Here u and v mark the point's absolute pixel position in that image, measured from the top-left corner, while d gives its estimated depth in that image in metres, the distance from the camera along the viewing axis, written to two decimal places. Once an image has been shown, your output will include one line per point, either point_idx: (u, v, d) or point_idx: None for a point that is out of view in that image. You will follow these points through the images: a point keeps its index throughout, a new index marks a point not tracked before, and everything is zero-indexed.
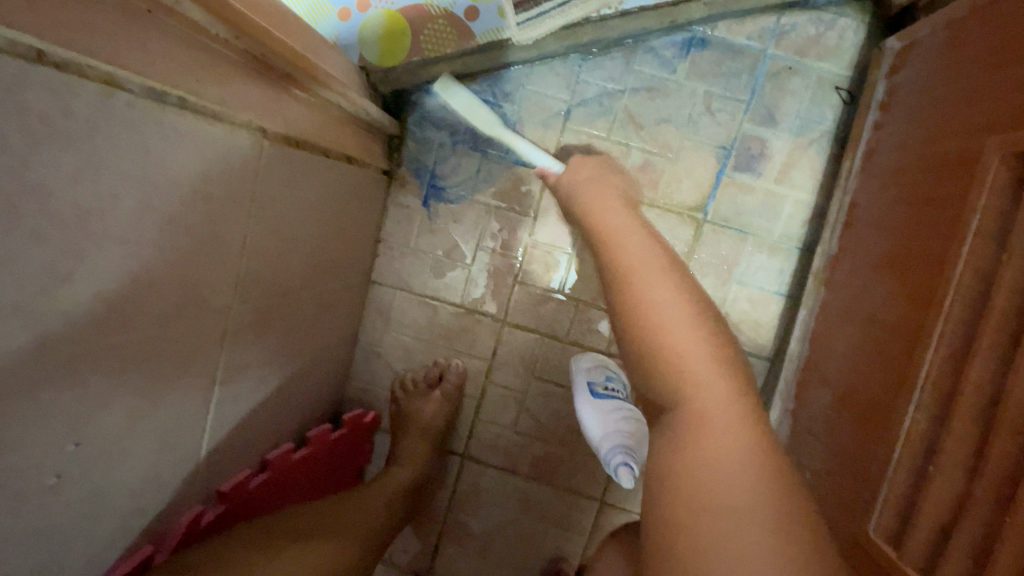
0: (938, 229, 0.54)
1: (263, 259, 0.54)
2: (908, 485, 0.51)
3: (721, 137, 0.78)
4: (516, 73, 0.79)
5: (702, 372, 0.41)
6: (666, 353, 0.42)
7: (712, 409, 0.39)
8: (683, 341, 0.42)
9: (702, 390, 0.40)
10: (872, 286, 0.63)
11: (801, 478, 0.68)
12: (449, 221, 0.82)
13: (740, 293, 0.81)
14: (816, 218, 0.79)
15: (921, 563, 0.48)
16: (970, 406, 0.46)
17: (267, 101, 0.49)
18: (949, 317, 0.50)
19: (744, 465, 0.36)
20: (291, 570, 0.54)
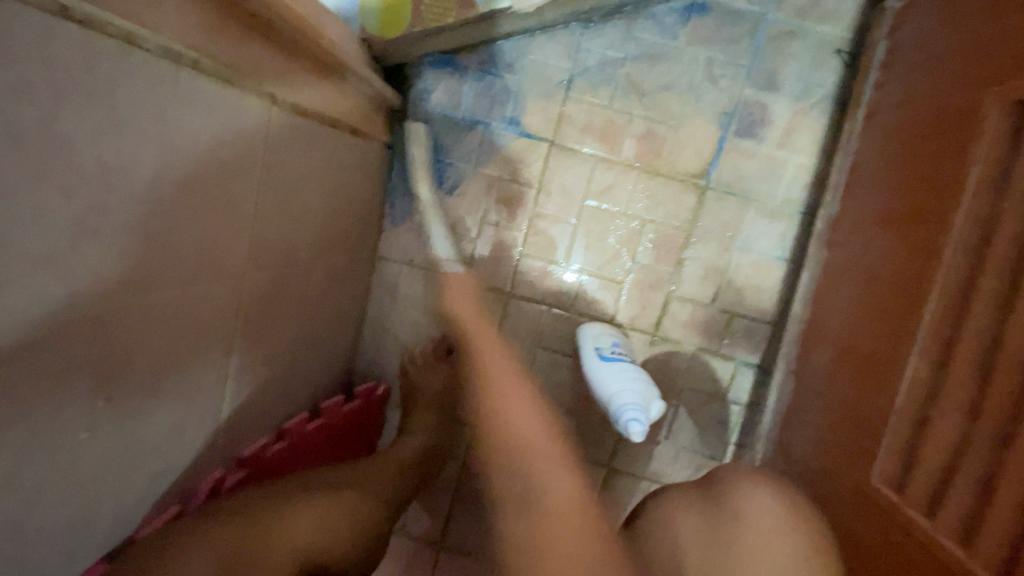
0: (938, 183, 0.55)
1: (273, 227, 0.55)
2: (910, 433, 0.53)
3: (722, 103, 0.78)
4: (517, 43, 0.78)
5: (549, 461, 0.64)
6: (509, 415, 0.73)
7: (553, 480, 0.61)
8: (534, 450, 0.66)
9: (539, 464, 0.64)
10: (873, 243, 0.64)
11: (804, 436, 0.70)
12: (452, 195, 0.83)
13: (742, 259, 0.82)
14: (818, 181, 0.79)
15: (925, 505, 0.50)
16: (971, 351, 0.47)
17: (274, 65, 0.50)
18: (951, 268, 0.51)
19: (574, 533, 0.53)
20: (318, 509, 0.58)
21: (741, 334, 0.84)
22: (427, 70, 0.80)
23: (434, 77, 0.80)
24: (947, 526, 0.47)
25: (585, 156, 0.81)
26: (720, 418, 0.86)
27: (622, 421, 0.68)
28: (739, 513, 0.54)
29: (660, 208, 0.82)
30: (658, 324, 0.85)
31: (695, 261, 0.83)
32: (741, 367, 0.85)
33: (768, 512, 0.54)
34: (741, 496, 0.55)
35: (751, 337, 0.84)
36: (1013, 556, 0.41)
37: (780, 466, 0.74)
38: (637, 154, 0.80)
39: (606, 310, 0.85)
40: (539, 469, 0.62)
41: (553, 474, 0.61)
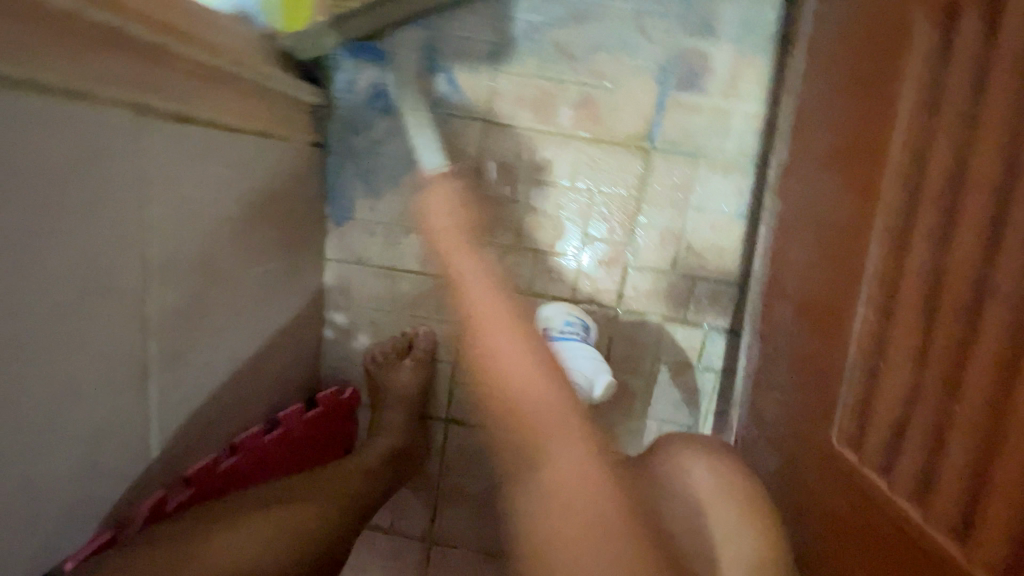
0: (876, 114, 0.50)
1: (177, 241, 0.53)
2: (861, 387, 0.49)
3: (658, 57, 0.74)
4: (435, 20, 0.75)
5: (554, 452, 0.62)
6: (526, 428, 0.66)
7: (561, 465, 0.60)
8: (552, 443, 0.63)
9: (549, 458, 0.62)
10: (821, 187, 0.59)
11: (771, 399, 0.66)
12: (392, 188, 0.80)
13: (699, 220, 0.78)
14: (767, 129, 0.74)
15: (877, 462, 0.46)
16: (914, 294, 0.43)
17: (147, 75, 0.47)
18: (889, 205, 0.47)
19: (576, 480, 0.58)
20: (267, 521, 0.57)
21: (706, 299, 0.80)
22: (347, 61, 0.76)
23: (355, 67, 0.77)
24: (900, 487, 0.44)
25: (522, 130, 0.77)
26: (695, 388, 0.83)
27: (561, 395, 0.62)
28: (682, 496, 0.56)
29: (607, 176, 0.78)
30: (620, 297, 0.82)
31: (649, 228, 0.79)
32: (710, 332, 0.81)
33: (721, 494, 0.54)
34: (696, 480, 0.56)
35: (718, 300, 0.80)
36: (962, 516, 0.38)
37: (753, 432, 0.70)
38: (576, 122, 0.77)
39: (565, 288, 0.82)
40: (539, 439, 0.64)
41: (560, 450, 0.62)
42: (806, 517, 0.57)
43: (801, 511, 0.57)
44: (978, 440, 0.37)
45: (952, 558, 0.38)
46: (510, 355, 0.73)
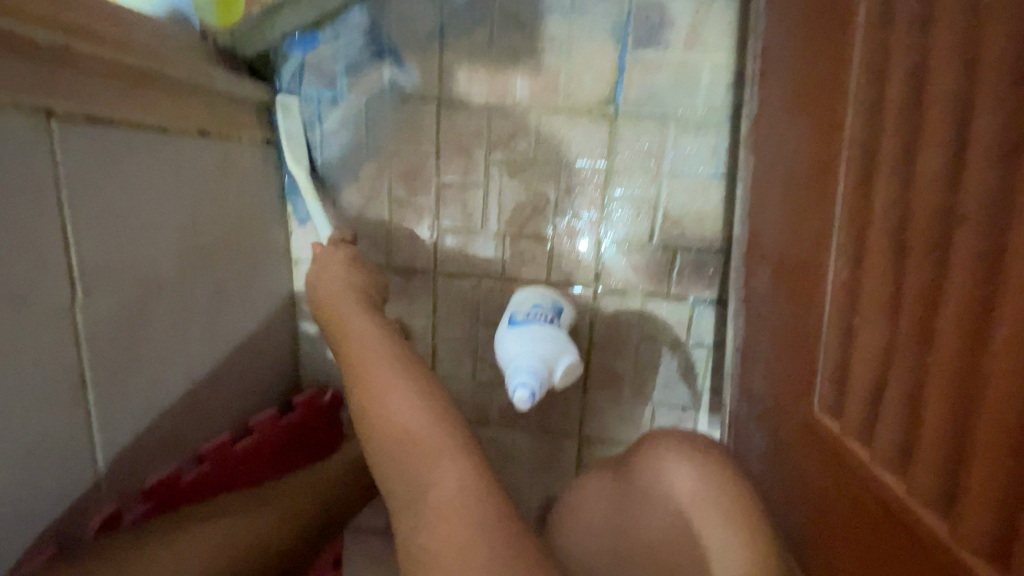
0: (835, 40, 0.45)
1: (107, 247, 0.52)
2: (838, 347, 0.44)
3: (613, 14, 0.69)
4: (376, 1, 0.72)
5: (429, 454, 0.50)
6: (391, 434, 0.54)
7: (439, 473, 0.49)
8: (416, 438, 0.52)
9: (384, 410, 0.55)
10: (789, 133, 0.53)
11: (759, 371, 0.61)
12: (352, 181, 0.78)
13: (674, 186, 0.73)
14: (738, 79, 0.68)
15: (860, 432, 0.41)
16: (882, 236, 0.38)
17: (43, 77, 0.45)
18: (852, 138, 0.41)
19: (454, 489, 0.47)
20: (203, 548, 0.55)
21: (689, 270, 0.75)
22: (291, 55, 0.74)
23: (300, 60, 0.74)
24: (881, 459, 0.38)
25: (478, 108, 0.74)
26: (687, 366, 0.78)
27: (510, 382, 0.56)
28: (661, 502, 0.50)
29: (572, 148, 0.73)
30: (598, 275, 0.77)
31: (620, 199, 0.74)
32: (697, 306, 0.76)
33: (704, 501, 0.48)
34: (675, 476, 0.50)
35: (701, 270, 0.75)
36: (944, 489, 0.33)
37: (744, 408, 0.65)
38: (532, 93, 0.72)
39: (539, 270, 0.78)
40: (425, 469, 0.50)
41: (440, 475, 0.49)
42: (797, 497, 0.51)
43: (793, 492, 0.52)
44: (956, 399, 0.32)
45: (936, 539, 0.33)
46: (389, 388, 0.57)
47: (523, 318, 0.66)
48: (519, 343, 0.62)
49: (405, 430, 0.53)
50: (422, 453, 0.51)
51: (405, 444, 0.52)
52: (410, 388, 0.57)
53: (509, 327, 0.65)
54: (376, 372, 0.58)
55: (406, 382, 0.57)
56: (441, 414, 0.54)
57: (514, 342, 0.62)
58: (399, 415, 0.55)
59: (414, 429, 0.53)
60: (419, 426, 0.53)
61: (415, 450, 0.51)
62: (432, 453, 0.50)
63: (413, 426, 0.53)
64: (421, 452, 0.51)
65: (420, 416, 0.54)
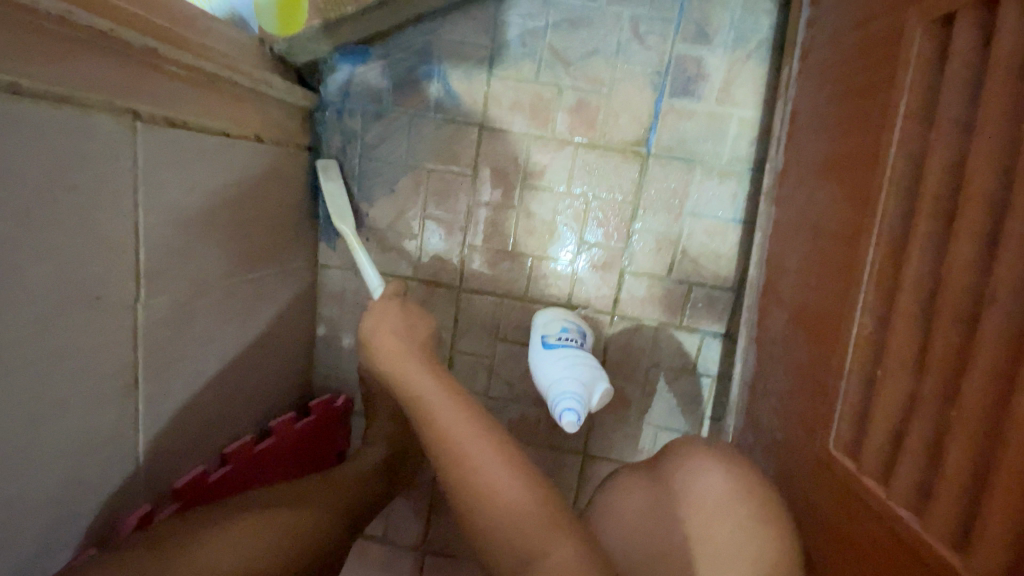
0: (873, 122, 0.51)
1: (166, 248, 0.52)
2: (861, 392, 0.49)
3: (653, 62, 0.74)
4: (430, 24, 0.75)
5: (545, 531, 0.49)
6: (481, 490, 0.52)
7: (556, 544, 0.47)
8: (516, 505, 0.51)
9: (480, 469, 0.53)
10: (818, 195, 0.60)
11: (771, 408, 0.66)
12: (387, 194, 0.80)
13: (695, 225, 0.78)
14: (763, 135, 0.75)
15: (878, 469, 0.47)
16: (910, 303, 0.44)
17: (129, 80, 0.45)
18: (885, 213, 0.47)
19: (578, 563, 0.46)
20: (256, 533, 0.55)
21: (702, 304, 0.80)
22: (339, 66, 0.76)
23: (347, 72, 0.76)
24: (899, 496, 0.44)
25: (518, 135, 0.77)
26: (693, 393, 0.83)
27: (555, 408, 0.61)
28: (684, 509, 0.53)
29: (604, 183, 0.77)
30: (618, 303, 0.81)
31: (645, 233, 0.79)
32: (706, 338, 0.81)
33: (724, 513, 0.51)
34: (705, 480, 0.54)
35: (713, 305, 0.80)
36: (965, 527, 0.38)
37: (750, 438, 0.70)
38: (571, 127, 0.76)
39: (561, 293, 0.82)
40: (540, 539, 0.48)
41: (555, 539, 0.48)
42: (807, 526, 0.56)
43: (799, 518, 0.57)
44: (977, 449, 0.37)
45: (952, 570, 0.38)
46: (485, 454, 0.54)
47: (554, 341, 0.70)
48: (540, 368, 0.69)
49: (500, 501, 0.51)
50: (538, 528, 0.49)
51: (510, 513, 0.50)
52: (509, 458, 0.54)
53: (542, 349, 0.70)
54: (471, 448, 0.55)
55: (498, 452, 0.55)
56: (533, 482, 0.53)
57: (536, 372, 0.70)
58: (496, 477, 0.53)
59: (524, 510, 0.50)
60: (520, 504, 0.51)
61: (523, 519, 0.50)
62: (547, 525, 0.49)
63: (521, 505, 0.51)
64: (533, 533, 0.49)
65: (514, 482, 0.52)
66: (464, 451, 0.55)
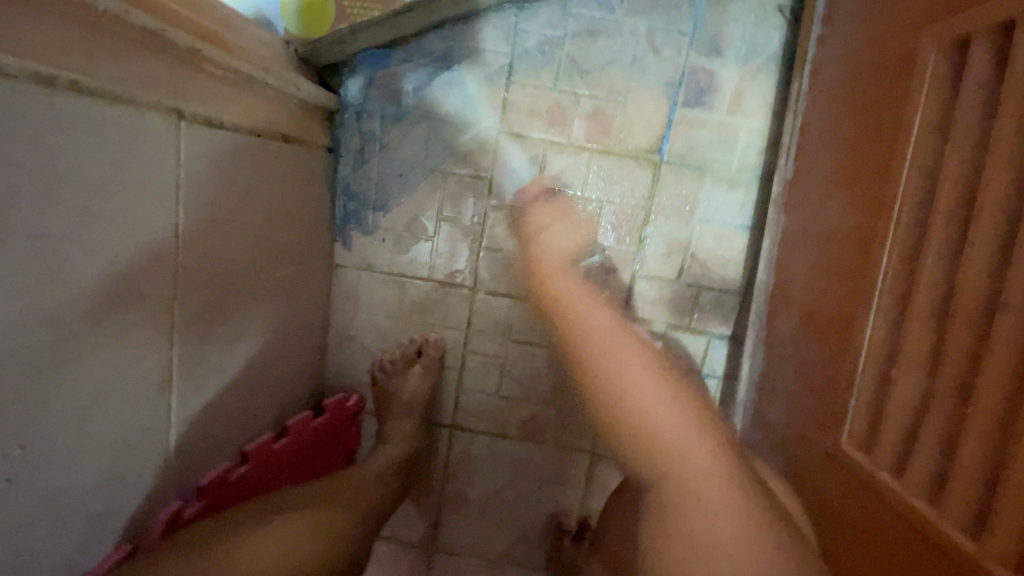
0: (886, 137, 0.54)
1: (202, 246, 0.52)
2: (874, 391, 0.52)
3: (667, 73, 0.76)
4: (450, 30, 0.76)
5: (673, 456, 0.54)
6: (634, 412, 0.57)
7: (697, 457, 0.53)
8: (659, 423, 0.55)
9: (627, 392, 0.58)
10: (829, 204, 0.63)
11: (781, 407, 0.69)
12: (404, 196, 0.81)
13: (705, 231, 0.80)
14: (771, 145, 0.78)
15: (892, 465, 0.49)
16: (924, 307, 0.47)
17: (173, 80, 0.46)
18: (899, 223, 0.50)
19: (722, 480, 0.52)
20: (286, 529, 0.56)
21: (711, 307, 0.83)
22: (358, 69, 0.77)
23: (367, 76, 0.77)
24: (913, 488, 0.47)
25: (536, 141, 0.79)
26: None
27: None
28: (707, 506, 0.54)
29: (618, 188, 0.80)
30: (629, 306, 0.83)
31: (657, 238, 0.81)
32: (713, 340, 0.84)
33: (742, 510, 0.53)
34: None
35: (721, 309, 0.83)
36: (980, 515, 0.41)
37: (760, 437, 0.73)
38: (588, 134, 0.78)
39: None
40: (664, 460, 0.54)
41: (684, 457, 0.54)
42: (819, 519, 0.59)
43: (812, 514, 0.60)
44: (992, 443, 0.40)
45: (968, 556, 0.41)
46: (640, 379, 0.59)
47: None
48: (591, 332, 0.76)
49: (651, 417, 0.56)
50: (702, 442, 0.55)
51: (654, 429, 0.55)
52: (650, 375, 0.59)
53: None
54: (628, 367, 0.60)
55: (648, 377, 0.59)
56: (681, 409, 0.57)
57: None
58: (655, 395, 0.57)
59: (664, 429, 0.55)
60: (678, 430, 0.55)
61: (667, 444, 0.54)
62: (713, 476, 0.52)
63: (663, 425, 0.55)
64: (669, 449, 0.54)
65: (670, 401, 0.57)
66: (629, 378, 0.59)
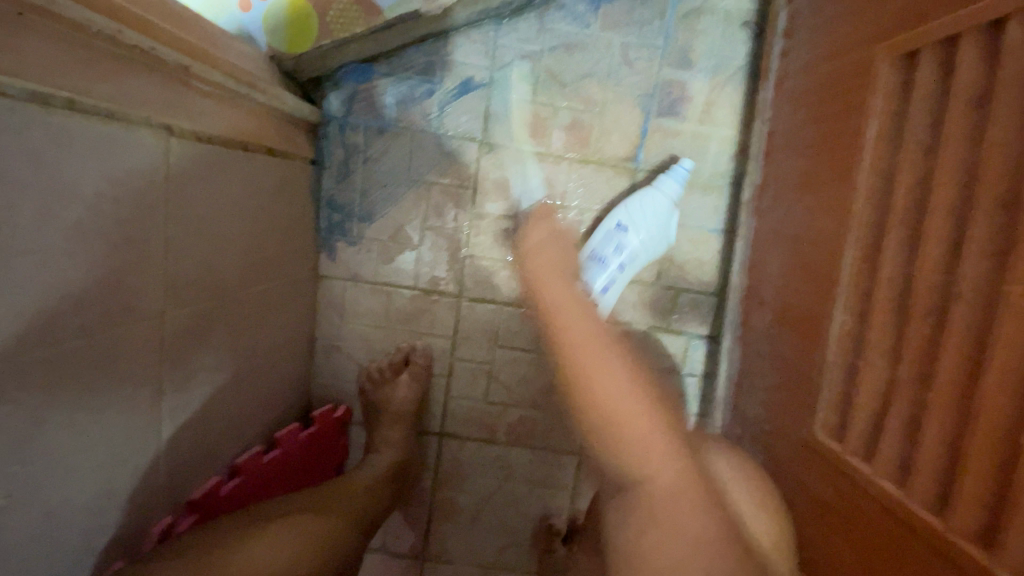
0: (845, 143, 0.58)
1: (192, 259, 0.53)
2: (844, 381, 0.55)
3: (642, 85, 0.80)
4: (432, 45, 0.78)
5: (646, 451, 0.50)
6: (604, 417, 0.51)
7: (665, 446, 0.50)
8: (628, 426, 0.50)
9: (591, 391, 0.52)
10: (796, 207, 0.66)
11: (759, 402, 0.72)
12: (388, 207, 0.82)
13: (681, 235, 0.84)
14: (741, 152, 0.81)
15: (862, 450, 0.53)
16: (885, 302, 0.50)
17: (165, 97, 0.47)
18: (861, 223, 0.54)
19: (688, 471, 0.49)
20: (280, 539, 0.56)
21: (689, 308, 0.86)
22: (341, 83, 0.78)
23: (350, 89, 0.79)
24: (883, 471, 0.50)
25: (517, 150, 0.81)
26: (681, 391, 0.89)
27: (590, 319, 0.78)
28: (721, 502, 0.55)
29: (599, 196, 0.82)
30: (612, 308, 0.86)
31: None
32: (692, 340, 0.87)
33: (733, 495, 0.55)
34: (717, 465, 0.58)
35: (699, 309, 0.86)
36: (942, 492, 0.44)
37: (740, 431, 0.76)
38: (567, 143, 0.81)
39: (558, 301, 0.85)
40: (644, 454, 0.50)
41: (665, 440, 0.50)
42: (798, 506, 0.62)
43: (792, 501, 0.63)
44: (950, 426, 0.43)
45: (932, 531, 0.44)
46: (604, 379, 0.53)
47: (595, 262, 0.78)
48: (634, 193, 0.81)
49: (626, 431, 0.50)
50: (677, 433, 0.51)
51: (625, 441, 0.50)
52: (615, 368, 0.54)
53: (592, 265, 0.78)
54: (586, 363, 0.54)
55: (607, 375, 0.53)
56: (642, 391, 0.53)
57: (626, 202, 0.80)
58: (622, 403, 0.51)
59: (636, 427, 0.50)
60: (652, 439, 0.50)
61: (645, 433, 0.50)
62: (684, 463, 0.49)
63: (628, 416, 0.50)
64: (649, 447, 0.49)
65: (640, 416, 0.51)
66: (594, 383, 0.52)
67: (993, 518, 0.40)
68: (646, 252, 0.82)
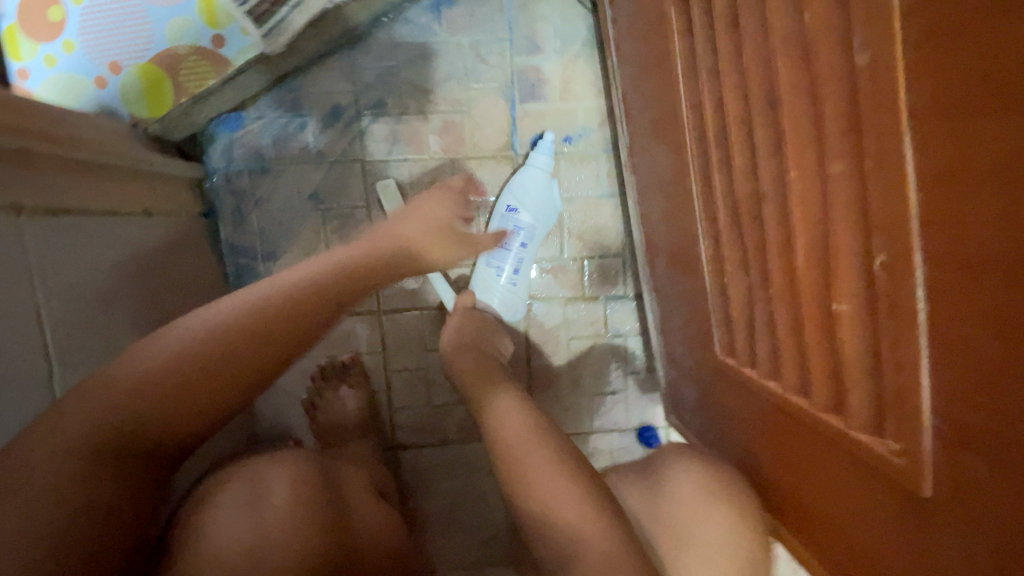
0: (666, 87, 0.63)
1: (77, 323, 0.55)
2: (721, 298, 0.59)
3: (500, 77, 0.84)
4: (294, 83, 0.82)
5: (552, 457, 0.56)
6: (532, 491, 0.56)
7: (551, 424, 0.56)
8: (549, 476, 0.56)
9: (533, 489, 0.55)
10: (655, 154, 0.71)
11: (681, 341, 0.76)
12: (288, 241, 0.85)
13: (572, 207, 0.88)
14: (608, 118, 0.86)
15: (750, 358, 0.56)
16: (726, 217, 0.55)
17: (10, 180, 0.49)
18: (693, 154, 0.59)
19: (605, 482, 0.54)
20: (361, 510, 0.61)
21: (599, 273, 0.90)
22: (217, 136, 0.82)
23: (226, 139, 0.82)
24: (768, 371, 0.54)
25: (398, 161, 0.85)
26: (611, 353, 0.92)
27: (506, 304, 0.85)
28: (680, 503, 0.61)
29: (485, 188, 0.86)
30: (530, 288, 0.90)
31: None
32: (610, 302, 0.91)
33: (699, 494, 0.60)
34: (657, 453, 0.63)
35: (610, 272, 0.90)
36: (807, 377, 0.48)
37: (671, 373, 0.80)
38: (443, 145, 0.85)
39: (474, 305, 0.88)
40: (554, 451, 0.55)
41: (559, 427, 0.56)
42: (724, 425, 0.65)
43: (721, 424, 0.66)
44: (796, 313, 0.47)
45: (806, 413, 0.48)
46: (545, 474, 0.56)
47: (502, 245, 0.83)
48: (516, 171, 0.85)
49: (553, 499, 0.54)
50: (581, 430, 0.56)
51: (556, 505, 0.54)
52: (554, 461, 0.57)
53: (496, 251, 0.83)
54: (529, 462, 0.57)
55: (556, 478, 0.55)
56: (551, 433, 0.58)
57: (511, 184, 0.84)
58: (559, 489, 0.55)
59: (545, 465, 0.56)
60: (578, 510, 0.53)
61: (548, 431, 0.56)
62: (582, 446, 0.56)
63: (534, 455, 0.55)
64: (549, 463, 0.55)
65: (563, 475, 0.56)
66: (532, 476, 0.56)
67: (838, 386, 0.44)
68: (541, 224, 0.85)
